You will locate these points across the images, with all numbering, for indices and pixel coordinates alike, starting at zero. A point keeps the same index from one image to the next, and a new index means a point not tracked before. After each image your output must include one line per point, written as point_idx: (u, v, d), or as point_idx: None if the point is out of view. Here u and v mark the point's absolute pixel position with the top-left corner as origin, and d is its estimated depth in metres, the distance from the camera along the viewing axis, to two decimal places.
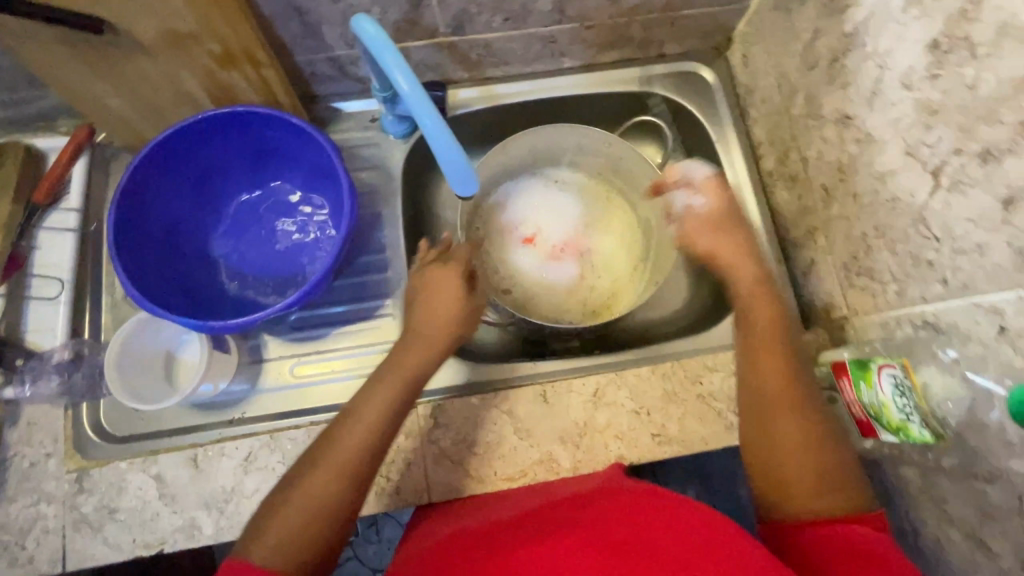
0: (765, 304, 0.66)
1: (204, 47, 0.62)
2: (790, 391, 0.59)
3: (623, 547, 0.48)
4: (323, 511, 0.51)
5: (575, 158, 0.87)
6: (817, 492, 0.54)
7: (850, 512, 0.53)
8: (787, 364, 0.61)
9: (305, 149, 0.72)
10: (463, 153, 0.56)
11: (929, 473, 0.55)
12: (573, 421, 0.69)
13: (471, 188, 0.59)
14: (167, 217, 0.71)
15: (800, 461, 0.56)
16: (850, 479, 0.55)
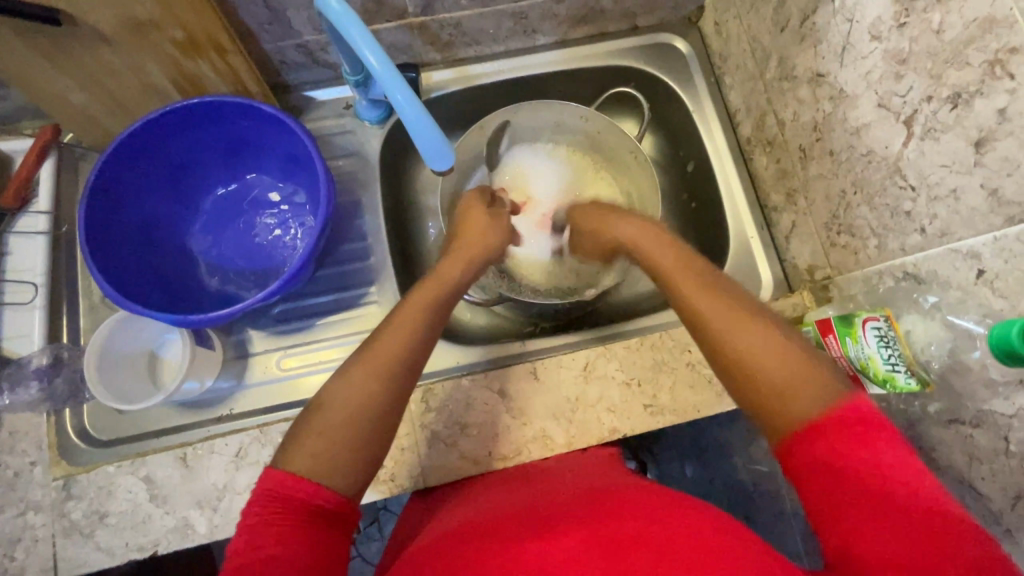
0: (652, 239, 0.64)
1: (169, 36, 0.61)
2: (719, 302, 0.52)
3: (633, 541, 0.46)
4: (367, 412, 0.50)
5: (555, 135, 0.87)
6: (796, 393, 0.45)
7: (831, 402, 0.44)
8: (699, 281, 0.55)
9: (279, 138, 0.70)
10: (437, 128, 0.55)
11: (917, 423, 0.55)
12: (565, 397, 0.69)
13: (445, 163, 0.58)
14: (140, 214, 0.69)
15: (766, 364, 0.47)
16: (816, 364, 0.47)
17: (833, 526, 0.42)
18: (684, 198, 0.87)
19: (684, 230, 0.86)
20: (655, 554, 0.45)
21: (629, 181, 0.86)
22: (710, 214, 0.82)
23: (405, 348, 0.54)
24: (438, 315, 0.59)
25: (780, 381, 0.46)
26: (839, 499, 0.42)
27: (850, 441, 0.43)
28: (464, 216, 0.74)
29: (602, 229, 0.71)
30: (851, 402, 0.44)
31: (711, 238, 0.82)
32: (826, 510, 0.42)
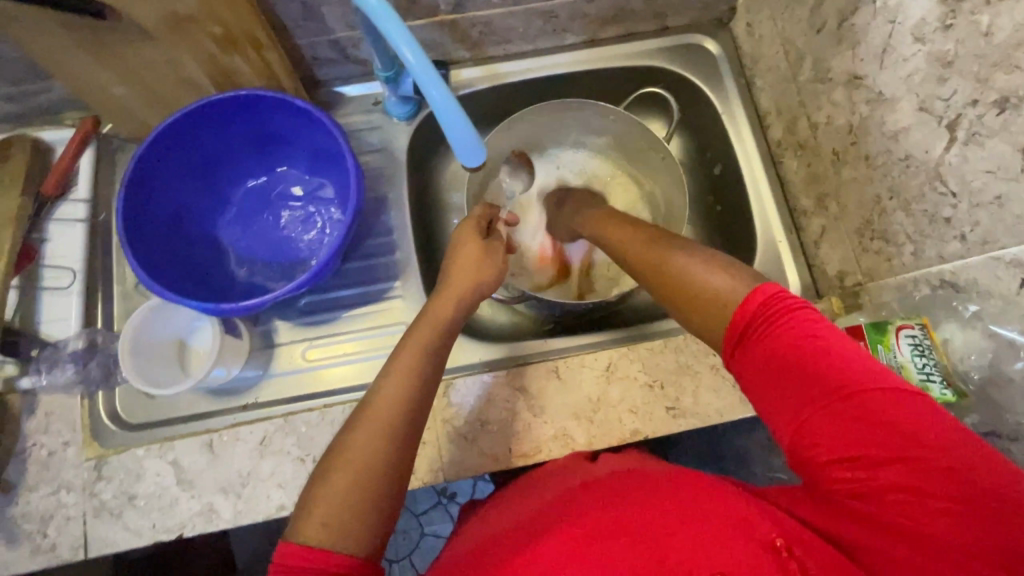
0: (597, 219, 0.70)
1: (206, 29, 0.62)
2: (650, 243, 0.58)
3: (629, 524, 0.45)
4: (374, 475, 0.47)
5: (580, 136, 0.87)
6: (699, 294, 0.49)
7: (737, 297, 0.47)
8: (639, 235, 0.61)
9: (310, 132, 0.71)
10: (469, 123, 0.55)
11: None
12: (586, 397, 0.69)
13: (477, 158, 0.58)
14: (174, 204, 0.71)
15: (681, 283, 0.51)
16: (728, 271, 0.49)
17: (780, 413, 0.43)
18: (709, 201, 0.86)
19: (709, 233, 0.85)
20: (654, 530, 0.44)
21: (654, 183, 0.86)
22: (737, 217, 0.81)
23: (400, 411, 0.50)
24: (433, 367, 0.54)
25: (689, 286, 0.50)
26: (780, 388, 0.43)
27: (787, 335, 0.43)
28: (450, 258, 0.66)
29: (599, 226, 0.69)
30: (758, 288, 0.46)
31: (736, 241, 0.81)
32: (774, 404, 0.43)
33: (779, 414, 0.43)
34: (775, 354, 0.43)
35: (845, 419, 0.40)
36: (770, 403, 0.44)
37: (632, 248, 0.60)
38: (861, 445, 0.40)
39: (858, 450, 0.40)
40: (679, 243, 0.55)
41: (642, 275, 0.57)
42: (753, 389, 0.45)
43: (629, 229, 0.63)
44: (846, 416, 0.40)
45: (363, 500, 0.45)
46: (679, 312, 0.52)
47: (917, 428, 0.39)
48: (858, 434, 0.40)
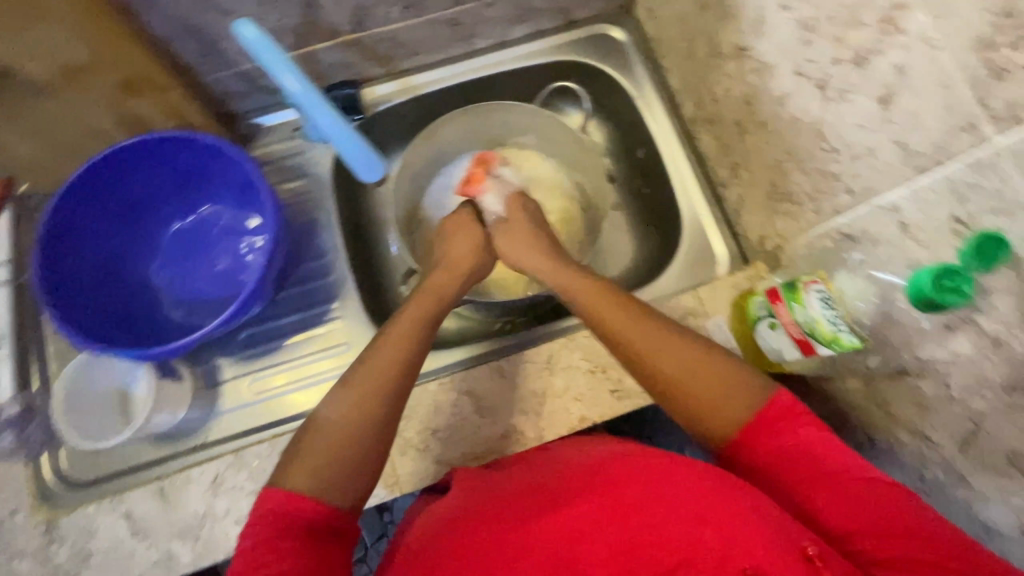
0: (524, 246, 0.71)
1: (101, 77, 0.62)
2: (635, 327, 0.58)
3: (644, 506, 0.47)
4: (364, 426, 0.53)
5: (503, 137, 0.88)
6: (735, 411, 0.52)
7: (756, 406, 0.51)
8: (614, 305, 0.60)
9: (227, 167, 0.71)
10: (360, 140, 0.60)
11: (872, 379, 0.56)
12: (532, 391, 0.70)
13: (380, 170, 0.63)
14: (98, 255, 0.70)
15: (694, 388, 0.54)
16: (737, 378, 0.53)
17: (787, 475, 0.48)
18: (636, 183, 0.88)
19: (641, 215, 0.87)
20: (689, 522, 0.45)
21: (581, 174, 0.87)
22: (662, 196, 0.83)
23: (366, 399, 0.54)
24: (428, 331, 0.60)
25: (705, 400, 0.53)
26: (789, 450, 0.49)
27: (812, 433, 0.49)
28: (446, 237, 0.73)
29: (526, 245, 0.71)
30: (777, 399, 0.51)
31: (665, 220, 0.83)
32: (783, 464, 0.49)
33: (786, 474, 0.49)
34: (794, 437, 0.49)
35: (854, 494, 0.46)
36: (776, 465, 0.49)
37: (635, 334, 0.58)
38: (873, 525, 0.45)
39: (877, 531, 0.44)
40: (696, 340, 0.56)
41: (656, 373, 0.56)
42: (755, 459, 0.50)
43: (618, 302, 0.61)
44: (855, 489, 0.46)
45: (317, 471, 0.50)
46: (687, 416, 0.54)
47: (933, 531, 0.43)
48: (865, 512, 0.45)
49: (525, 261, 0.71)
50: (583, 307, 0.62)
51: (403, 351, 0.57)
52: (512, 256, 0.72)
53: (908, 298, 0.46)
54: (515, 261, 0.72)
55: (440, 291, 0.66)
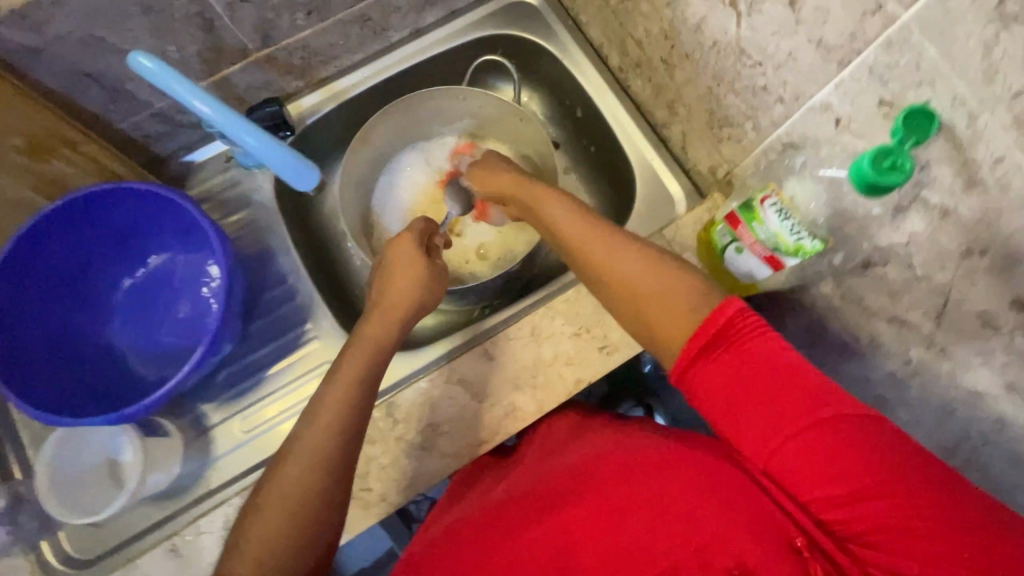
0: (497, 173, 0.72)
1: (4, 145, 0.59)
2: (594, 232, 0.58)
3: (628, 506, 0.49)
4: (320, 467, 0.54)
5: (442, 125, 0.87)
6: (681, 313, 0.50)
7: (705, 307, 0.49)
8: (576, 214, 0.60)
9: (163, 211, 0.68)
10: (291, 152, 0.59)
11: (842, 278, 0.57)
12: (522, 365, 0.69)
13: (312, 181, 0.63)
14: (51, 330, 0.68)
15: (643, 287, 0.53)
16: (685, 279, 0.52)
17: (750, 437, 0.44)
18: (582, 143, 0.88)
19: (593, 174, 0.87)
20: (677, 520, 0.46)
21: (526, 145, 0.86)
22: (609, 149, 0.83)
23: (319, 448, 0.55)
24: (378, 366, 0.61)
25: (653, 301, 0.52)
26: (748, 408, 0.44)
27: (780, 376, 0.44)
28: (387, 271, 0.67)
29: (491, 177, 0.72)
30: (727, 302, 0.47)
31: (617, 172, 0.83)
32: (742, 426, 0.44)
33: (748, 441, 0.45)
34: (748, 389, 0.44)
35: (826, 447, 0.42)
36: (736, 427, 0.45)
37: (589, 244, 0.58)
38: (856, 482, 0.41)
39: (861, 488, 0.41)
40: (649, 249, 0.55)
41: (607, 280, 0.56)
42: (707, 403, 0.46)
43: (576, 214, 0.61)
44: (825, 440, 0.42)
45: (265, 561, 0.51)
46: (636, 318, 0.53)
47: (911, 474, 0.40)
48: (839, 466, 0.41)
49: (496, 184, 0.71)
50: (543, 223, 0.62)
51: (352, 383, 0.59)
52: (485, 183, 0.73)
53: (852, 183, 0.47)
54: (484, 188, 0.74)
55: (378, 345, 0.62)
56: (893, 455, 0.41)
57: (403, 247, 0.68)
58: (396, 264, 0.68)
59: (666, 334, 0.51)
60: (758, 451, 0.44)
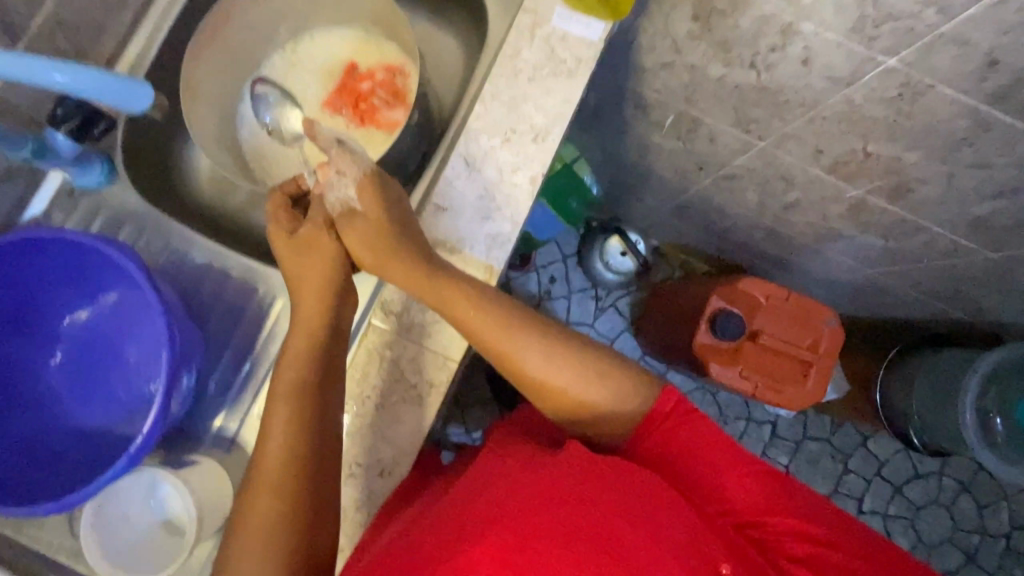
0: (374, 254, 0.63)
1: None
2: (516, 330, 0.59)
3: (578, 533, 0.44)
4: (303, 436, 0.56)
5: (266, 44, 0.81)
6: (623, 404, 0.57)
7: (648, 403, 0.57)
8: (483, 309, 0.59)
9: (32, 260, 0.60)
10: (101, 73, 0.46)
11: None
12: (478, 197, 0.67)
13: (146, 102, 0.49)
14: (6, 439, 0.61)
15: (584, 392, 0.57)
16: (623, 376, 0.58)
17: (704, 469, 0.53)
18: None
19: (435, 7, 0.82)
20: (621, 551, 0.43)
21: (354, 13, 0.80)
22: None
23: (296, 405, 0.57)
24: (323, 316, 0.61)
25: (591, 409, 0.57)
26: (709, 450, 0.54)
27: (740, 451, 0.55)
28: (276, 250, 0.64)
29: (370, 247, 0.62)
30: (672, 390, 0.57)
31: None
32: (698, 463, 0.54)
33: (702, 464, 0.54)
34: (713, 443, 0.54)
35: (764, 486, 0.53)
36: (694, 457, 0.54)
37: (519, 348, 0.58)
38: (777, 508, 0.52)
39: (783, 519, 0.52)
40: (581, 343, 0.60)
41: (540, 381, 0.58)
42: (671, 447, 0.54)
43: (499, 316, 0.59)
44: (767, 480, 0.53)
45: (275, 554, 0.52)
46: (570, 418, 0.59)
47: (833, 522, 0.53)
48: (772, 501, 0.53)
49: (381, 265, 0.63)
50: (451, 320, 0.60)
51: (308, 335, 0.60)
52: (377, 266, 0.63)
53: None
54: (369, 261, 0.63)
55: (311, 301, 0.61)
56: (805, 497, 0.54)
57: (277, 231, 0.64)
58: (275, 234, 0.64)
59: (608, 431, 0.58)
60: (712, 473, 0.53)
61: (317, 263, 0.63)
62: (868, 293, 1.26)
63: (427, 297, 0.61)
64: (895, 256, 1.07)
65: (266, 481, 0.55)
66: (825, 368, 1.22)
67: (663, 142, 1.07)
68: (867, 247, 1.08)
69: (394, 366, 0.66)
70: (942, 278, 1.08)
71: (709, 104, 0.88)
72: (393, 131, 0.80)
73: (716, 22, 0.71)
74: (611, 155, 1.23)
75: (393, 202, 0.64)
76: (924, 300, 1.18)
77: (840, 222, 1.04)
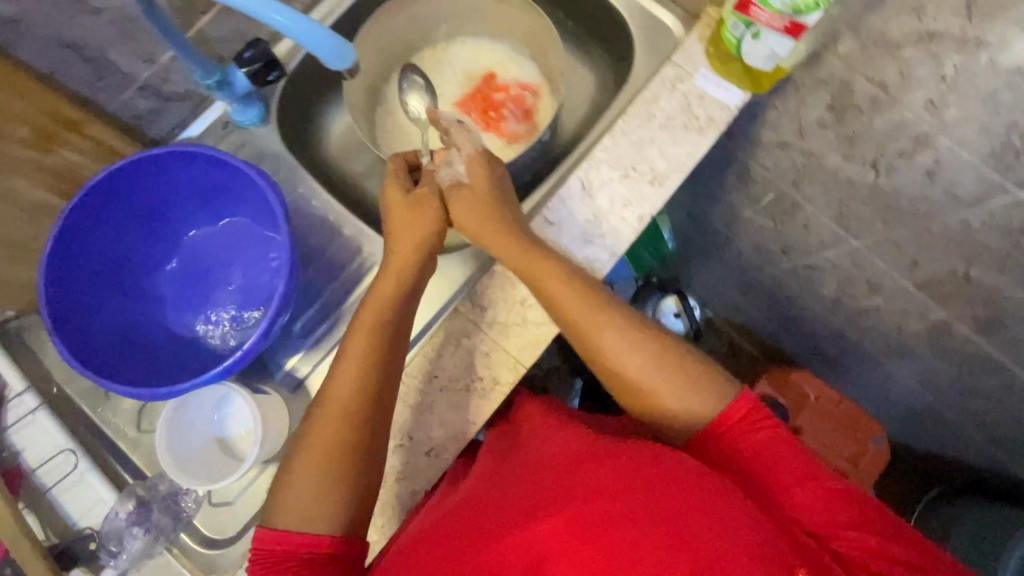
0: (476, 224, 0.66)
1: (10, 137, 0.56)
2: (600, 313, 0.61)
3: (632, 515, 0.47)
4: (372, 392, 0.58)
5: (423, 39, 0.88)
6: (686, 404, 0.59)
7: (720, 405, 0.58)
8: (574, 286, 0.61)
9: (185, 173, 0.66)
10: (322, 30, 0.54)
11: (869, 8, 0.60)
12: (585, 219, 0.70)
13: (351, 56, 0.58)
14: (111, 325, 0.66)
15: (658, 383, 0.59)
16: (697, 373, 0.60)
17: (778, 477, 0.54)
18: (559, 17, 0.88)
19: (582, 42, 0.87)
20: (679, 534, 0.45)
21: (508, 30, 0.87)
22: (590, 8, 0.83)
23: (371, 362, 0.59)
24: (413, 286, 0.65)
25: (662, 400, 0.59)
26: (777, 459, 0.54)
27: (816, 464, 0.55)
28: (385, 206, 0.68)
29: (477, 215, 0.66)
30: (745, 394, 0.58)
31: (605, 30, 0.84)
32: (770, 471, 0.54)
33: (774, 474, 0.54)
34: (785, 455, 0.54)
35: (841, 500, 0.52)
36: (767, 466, 0.54)
37: (601, 330, 0.61)
38: (858, 521, 0.51)
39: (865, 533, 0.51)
40: (659, 335, 0.62)
41: (616, 363, 0.60)
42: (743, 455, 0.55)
43: (586, 297, 0.61)
44: (845, 494, 0.53)
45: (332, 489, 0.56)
46: (640, 406, 0.61)
47: (913, 541, 0.52)
48: (850, 514, 0.52)
49: (482, 234, 0.66)
50: (539, 294, 0.61)
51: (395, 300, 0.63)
52: (479, 235, 0.66)
53: None
54: (470, 232, 0.67)
55: (410, 274, 0.65)
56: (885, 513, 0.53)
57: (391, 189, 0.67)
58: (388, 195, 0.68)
59: (675, 426, 0.59)
60: (787, 484, 0.53)
61: (414, 236, 0.65)
62: (923, 421, 1.22)
63: (523, 268, 0.63)
64: (966, 391, 1.03)
65: (330, 420, 0.57)
66: (861, 484, 1.17)
67: (753, 218, 1.08)
68: (936, 373, 1.06)
69: (467, 355, 0.68)
70: (1010, 425, 1.03)
71: (815, 192, 0.90)
72: (512, 142, 0.85)
73: (851, 116, 0.73)
74: (695, 218, 1.25)
75: (500, 184, 0.69)
76: (985, 445, 1.13)
77: (915, 340, 1.02)
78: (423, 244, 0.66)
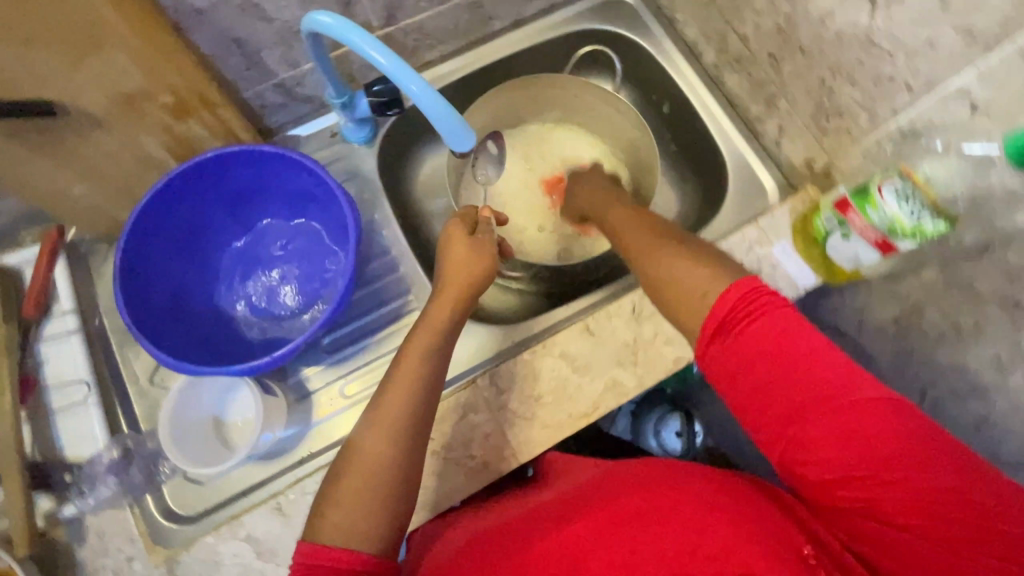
0: (585, 185, 0.82)
1: (153, 102, 0.62)
2: (642, 224, 0.65)
3: (644, 522, 0.49)
4: (399, 423, 0.55)
5: (538, 115, 0.92)
6: (697, 305, 0.52)
7: (726, 288, 0.51)
8: (627, 210, 0.70)
9: (284, 174, 0.71)
10: (450, 108, 0.58)
11: (966, 257, 0.60)
12: (624, 342, 0.71)
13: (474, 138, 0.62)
14: (166, 286, 0.70)
15: (677, 275, 0.55)
16: (712, 267, 0.54)
17: (763, 413, 0.47)
18: (667, 138, 0.92)
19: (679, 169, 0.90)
20: (691, 532, 0.47)
21: (616, 134, 0.90)
22: (698, 143, 0.86)
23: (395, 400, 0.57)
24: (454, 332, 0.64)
25: (673, 284, 0.55)
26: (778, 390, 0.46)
27: (815, 374, 0.45)
28: (445, 244, 0.69)
29: (590, 187, 0.81)
30: (738, 281, 0.50)
31: (706, 166, 0.86)
32: (756, 403, 0.47)
33: (756, 409, 0.47)
34: (777, 368, 0.46)
35: (841, 425, 0.44)
36: (749, 398, 0.47)
37: (636, 233, 0.64)
38: (866, 454, 0.43)
39: (872, 466, 0.43)
40: (684, 236, 0.60)
41: (641, 255, 0.60)
42: (735, 382, 0.48)
43: (630, 218, 0.68)
44: (848, 412, 0.44)
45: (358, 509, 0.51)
46: (662, 302, 0.56)
47: (934, 452, 0.43)
48: (856, 445, 0.43)
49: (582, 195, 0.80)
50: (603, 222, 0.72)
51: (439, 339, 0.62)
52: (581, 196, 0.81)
53: None
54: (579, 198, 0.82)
55: None
56: (904, 422, 0.43)
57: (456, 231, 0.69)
58: (450, 240, 0.69)
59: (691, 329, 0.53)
60: (773, 423, 0.46)
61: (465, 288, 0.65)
62: None
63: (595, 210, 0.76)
64: None
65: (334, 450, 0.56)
66: None
67: None
68: None
69: (467, 428, 0.69)
70: None
71: None
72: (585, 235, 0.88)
73: (915, 338, 0.72)
74: None
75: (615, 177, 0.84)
76: None
77: None
78: (470, 299, 0.66)
